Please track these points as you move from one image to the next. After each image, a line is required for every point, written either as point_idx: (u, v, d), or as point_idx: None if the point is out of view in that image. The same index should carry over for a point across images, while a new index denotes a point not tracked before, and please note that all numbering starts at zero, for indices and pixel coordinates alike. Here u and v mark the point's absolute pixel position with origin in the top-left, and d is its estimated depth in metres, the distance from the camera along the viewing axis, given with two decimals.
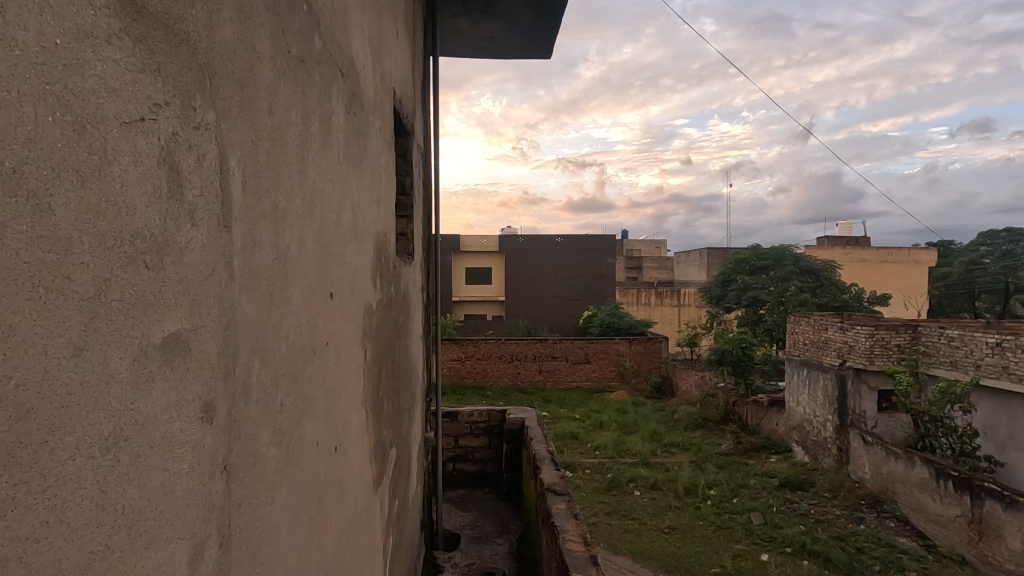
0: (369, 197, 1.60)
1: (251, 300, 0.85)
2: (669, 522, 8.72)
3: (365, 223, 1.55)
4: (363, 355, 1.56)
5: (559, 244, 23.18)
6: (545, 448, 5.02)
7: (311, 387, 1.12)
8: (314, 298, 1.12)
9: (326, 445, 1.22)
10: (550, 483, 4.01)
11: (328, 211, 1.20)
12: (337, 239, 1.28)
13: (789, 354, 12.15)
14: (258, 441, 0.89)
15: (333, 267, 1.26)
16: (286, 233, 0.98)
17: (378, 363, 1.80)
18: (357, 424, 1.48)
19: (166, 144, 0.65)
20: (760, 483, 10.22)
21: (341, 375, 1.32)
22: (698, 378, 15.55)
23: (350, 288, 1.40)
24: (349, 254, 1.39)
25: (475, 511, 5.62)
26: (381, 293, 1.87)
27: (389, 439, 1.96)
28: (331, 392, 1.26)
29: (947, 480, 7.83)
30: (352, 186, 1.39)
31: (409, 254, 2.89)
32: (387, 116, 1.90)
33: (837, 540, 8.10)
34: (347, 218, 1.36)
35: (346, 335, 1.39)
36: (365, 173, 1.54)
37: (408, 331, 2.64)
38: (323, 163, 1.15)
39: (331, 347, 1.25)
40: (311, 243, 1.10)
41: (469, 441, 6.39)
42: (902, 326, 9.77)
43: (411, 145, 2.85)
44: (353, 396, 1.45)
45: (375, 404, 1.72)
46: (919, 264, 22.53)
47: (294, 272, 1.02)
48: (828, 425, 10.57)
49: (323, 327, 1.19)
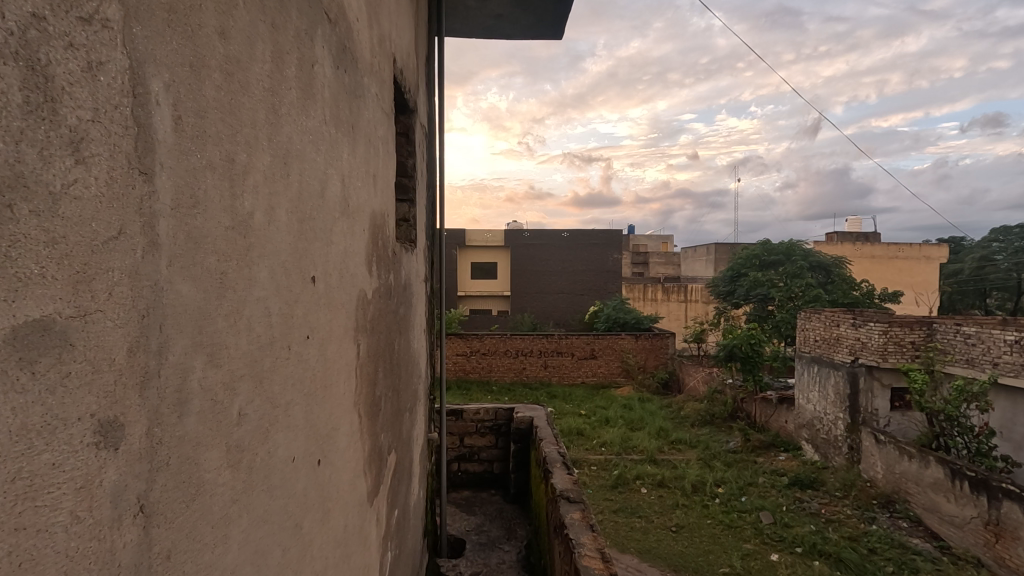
0: (365, 169, 1.41)
1: (187, 279, 0.70)
2: (677, 520, 8.53)
3: (361, 200, 1.38)
4: (358, 352, 1.39)
5: (564, 238, 22.99)
6: (555, 449, 4.83)
7: (287, 385, 0.96)
8: (290, 282, 0.96)
9: (310, 458, 1.06)
10: (562, 489, 3.82)
11: (311, 178, 1.03)
12: (324, 211, 1.12)
13: (799, 350, 11.92)
14: (204, 466, 0.73)
15: (320, 245, 1.10)
16: (246, 196, 0.82)
17: (376, 359, 1.62)
18: (349, 430, 1.30)
19: (26, 31, 0.48)
20: (769, 482, 10.02)
21: (331, 373, 1.17)
22: (705, 375, 15.34)
23: (339, 272, 1.23)
24: (341, 232, 1.22)
25: (480, 514, 5.45)
26: (379, 282, 1.69)
27: (388, 446, 1.79)
28: (317, 397, 1.09)
29: (963, 480, 7.60)
30: (344, 152, 1.22)
31: (412, 242, 2.70)
32: (389, 82, 1.73)
33: (848, 540, 7.89)
34: (338, 191, 1.20)
35: (338, 329, 1.23)
36: (361, 145, 1.38)
37: (410, 325, 2.45)
38: (302, 120, 0.98)
39: (315, 342, 1.08)
40: (287, 216, 0.95)
41: (475, 440, 6.21)
42: (916, 323, 9.54)
43: (412, 124, 2.65)
44: (346, 401, 1.28)
45: (371, 407, 1.55)
46: (930, 260, 21.88)
47: (260, 248, 0.86)
48: (839, 423, 10.34)
49: (306, 318, 1.03)
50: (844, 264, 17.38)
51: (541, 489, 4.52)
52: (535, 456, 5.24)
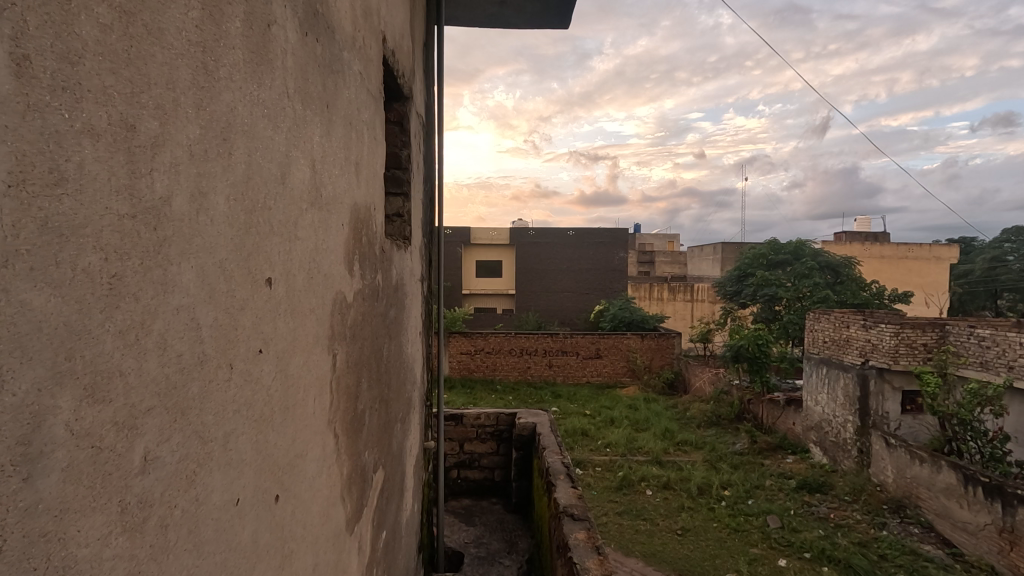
0: (340, 156, 1.36)
1: (43, 286, 0.56)
2: (682, 523, 8.36)
3: (337, 189, 1.34)
4: (332, 363, 1.34)
5: (570, 237, 22.83)
6: (558, 459, 4.67)
7: (224, 413, 0.88)
8: (227, 284, 0.88)
9: (256, 499, 0.98)
10: (566, 504, 3.67)
11: (262, 156, 0.98)
12: (278, 198, 1.05)
13: (808, 351, 11.70)
14: (80, 535, 0.61)
15: (273, 239, 1.03)
16: (159, 174, 0.72)
17: (358, 370, 1.55)
18: (315, 454, 1.24)
19: None
20: (776, 484, 9.84)
21: (288, 395, 1.10)
22: (712, 375, 15.12)
23: (305, 275, 1.17)
24: (305, 229, 1.17)
25: (480, 524, 5.31)
26: (362, 281, 1.63)
27: (377, 462, 1.73)
28: (269, 421, 1.03)
29: (976, 486, 7.40)
30: (308, 135, 1.16)
31: (406, 239, 2.56)
32: (378, 62, 1.62)
33: (858, 546, 7.69)
34: (299, 182, 1.13)
35: (302, 337, 1.17)
36: (336, 132, 1.33)
37: (404, 328, 2.37)
38: (253, 91, 0.94)
39: (268, 356, 1.02)
40: (224, 203, 0.87)
41: (475, 446, 6.08)
42: (928, 324, 9.28)
43: (406, 115, 2.53)
44: (313, 422, 1.22)
45: (351, 423, 1.48)
46: (940, 260, 21.57)
47: (182, 247, 0.77)
48: (848, 426, 10.13)
49: (249, 331, 0.95)
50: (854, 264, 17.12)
51: (543, 502, 4.38)
52: (538, 465, 5.09)
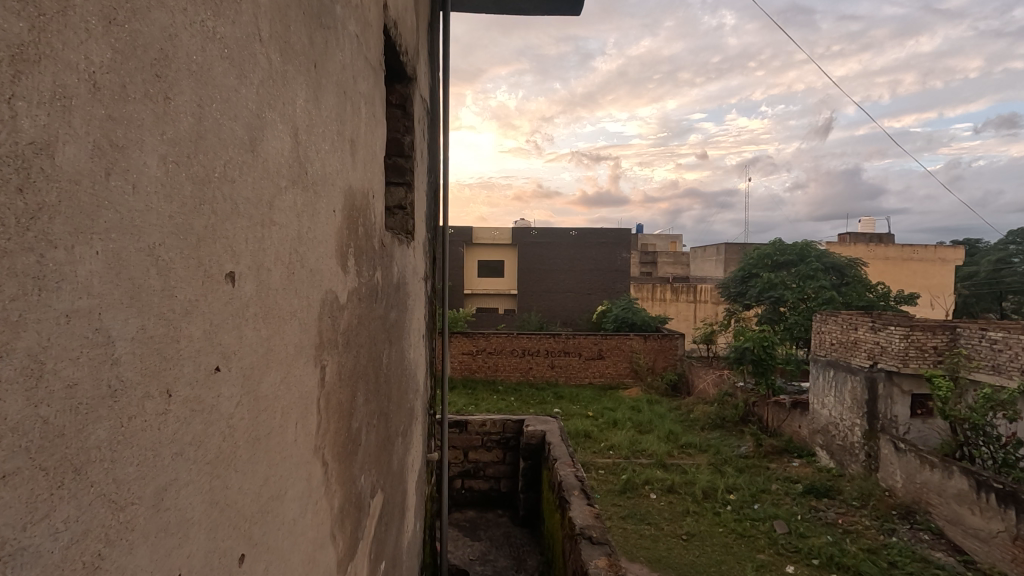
0: (326, 127, 1.22)
1: None
2: (688, 528, 8.16)
3: (322, 167, 1.19)
4: (318, 378, 1.19)
5: (572, 237, 22.65)
6: (569, 471, 4.48)
7: (154, 459, 0.70)
8: (164, 282, 0.70)
9: (208, 566, 0.81)
10: (583, 525, 3.48)
11: (216, 109, 0.80)
12: (245, 168, 0.88)
13: (814, 354, 11.48)
14: None
15: (237, 219, 0.87)
16: (26, 103, 0.51)
17: (350, 384, 1.40)
18: (290, 492, 1.07)
19: None
20: (782, 489, 9.62)
21: (255, 425, 0.94)
22: (715, 377, 14.89)
23: (281, 274, 1.02)
24: (281, 218, 1.01)
25: (486, 539, 5.14)
26: (358, 278, 1.48)
27: (375, 486, 1.60)
28: (230, 458, 0.86)
29: (988, 493, 7.20)
30: (286, 98, 1.02)
31: (409, 233, 2.38)
32: (378, 27, 1.52)
33: (867, 553, 7.48)
34: (274, 156, 0.98)
35: (278, 349, 1.01)
36: (327, 99, 1.22)
37: (406, 331, 2.21)
38: (206, 18, 0.76)
39: (227, 375, 0.85)
40: (156, 166, 0.68)
41: (480, 455, 5.92)
42: (938, 327, 9.07)
43: (410, 97, 2.36)
44: (291, 454, 1.08)
45: (340, 449, 1.32)
46: (945, 263, 21.41)
47: (71, 223, 0.56)
48: (856, 429, 9.92)
49: (200, 345, 0.78)
50: (860, 265, 16.91)
51: (555, 518, 4.19)
52: (547, 478, 4.89)
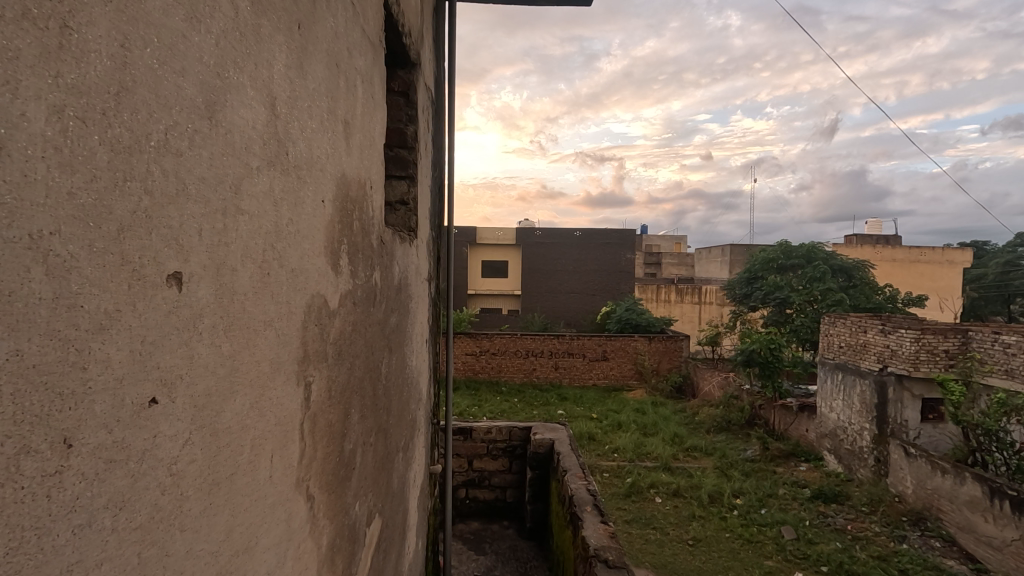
0: (313, 103, 1.13)
1: None
2: (694, 533, 7.99)
3: (305, 148, 1.10)
4: (300, 396, 1.11)
5: (577, 237, 22.50)
6: (580, 484, 4.33)
7: (52, 522, 0.58)
8: (65, 290, 0.58)
9: None
10: (597, 547, 3.33)
11: (152, 59, 0.69)
12: (196, 141, 0.78)
13: (822, 357, 11.30)
14: None
15: (187, 204, 0.77)
16: None
17: (340, 403, 1.31)
18: (258, 541, 0.97)
19: None
20: (790, 493, 9.43)
21: (212, 466, 0.84)
22: (721, 379, 14.59)
23: (252, 275, 0.92)
24: (250, 205, 0.92)
25: (492, 553, 5.00)
26: (355, 281, 1.39)
27: (372, 512, 1.55)
28: (173, 515, 0.76)
29: (1002, 500, 6.98)
30: (259, 58, 0.92)
31: (411, 231, 2.24)
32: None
33: (877, 560, 7.28)
34: (240, 128, 0.88)
35: (245, 369, 0.92)
36: (316, 69, 1.13)
37: (410, 337, 2.10)
38: None
39: (172, 407, 0.75)
40: (44, 122, 0.56)
41: (485, 463, 5.80)
42: (951, 330, 8.86)
43: (412, 83, 2.23)
44: (262, 495, 0.98)
45: (324, 481, 1.24)
46: (953, 264, 21.05)
47: None
48: (865, 434, 9.75)
49: (125, 370, 0.66)
50: (868, 267, 16.68)
51: (567, 535, 4.04)
52: (558, 490, 4.74)
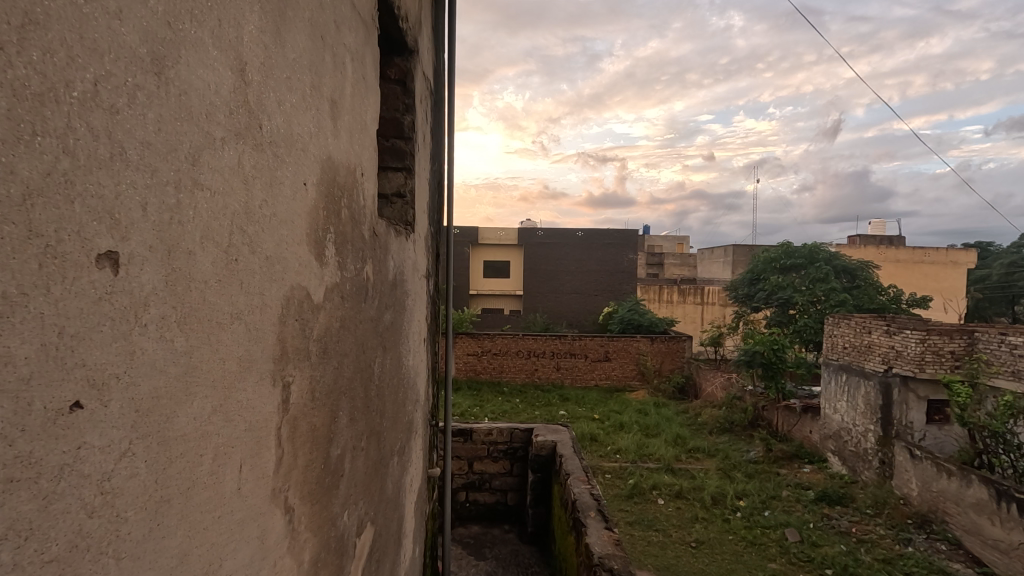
0: (292, 74, 1.10)
1: None
2: (697, 535, 7.89)
3: (278, 121, 1.05)
4: (276, 397, 1.06)
5: (579, 237, 22.43)
6: (583, 488, 4.25)
7: None
8: None
9: None
10: (601, 555, 3.24)
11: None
12: (137, 100, 0.72)
13: (826, 357, 11.20)
14: None
15: (126, 170, 0.70)
16: None
17: (325, 405, 1.27)
18: (222, 562, 0.91)
19: None
20: (793, 495, 9.33)
21: (158, 478, 0.77)
22: (724, 381, 14.52)
23: (215, 259, 0.87)
24: (212, 179, 0.86)
25: (493, 559, 4.92)
26: (342, 275, 1.35)
27: (363, 521, 1.50)
28: (107, 538, 0.68)
29: (1010, 503, 6.87)
30: (224, 15, 0.88)
31: (409, 224, 2.17)
32: None
33: (883, 563, 7.18)
34: (199, 90, 0.83)
35: (206, 368, 0.86)
36: (296, 37, 1.10)
37: (407, 335, 2.03)
38: None
39: (106, 410, 0.68)
40: None
41: (486, 466, 5.72)
42: (956, 331, 8.75)
43: (408, 71, 2.16)
44: (228, 511, 0.92)
45: (306, 493, 1.18)
46: (957, 265, 20.84)
47: None
48: (869, 436, 9.65)
49: (38, 365, 0.59)
50: (871, 268, 16.55)
51: (570, 542, 3.96)
52: (560, 494, 4.66)
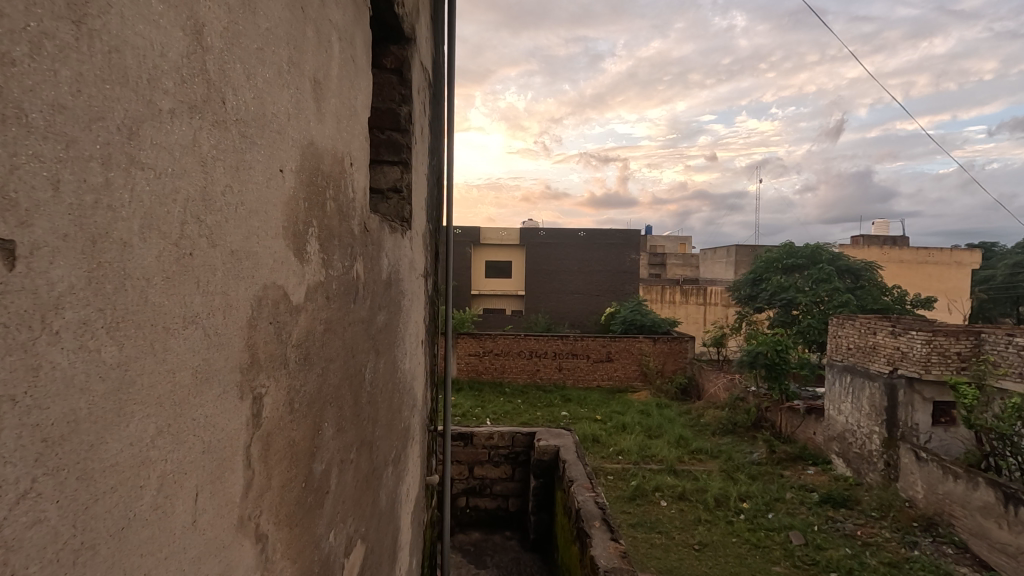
0: (268, 48, 1.04)
1: None
2: (700, 537, 7.79)
3: (243, 95, 0.97)
4: (240, 407, 0.98)
5: (581, 237, 22.34)
6: (586, 496, 4.16)
7: None
8: None
9: None
10: (606, 568, 3.15)
11: None
12: (44, 52, 0.61)
13: (830, 358, 11.09)
14: None
15: (29, 137, 0.59)
16: None
17: (302, 415, 1.19)
18: None
19: None
20: (797, 497, 9.22)
21: (78, 518, 0.66)
22: (727, 382, 14.42)
23: (159, 252, 0.78)
24: (154, 156, 0.77)
25: (494, 566, 4.83)
26: (322, 275, 1.27)
27: (353, 538, 1.43)
28: None
29: (1018, 506, 6.75)
30: None
31: (404, 221, 2.09)
32: None
33: (888, 566, 7.07)
34: (135, 48, 0.73)
35: (145, 383, 0.77)
36: (270, 7, 1.04)
37: (403, 337, 1.96)
38: None
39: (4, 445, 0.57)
40: None
41: (486, 471, 5.64)
42: (963, 332, 8.64)
43: (403, 61, 2.07)
44: (182, 547, 0.83)
45: (280, 515, 1.11)
46: (961, 266, 20.67)
47: None
48: (874, 437, 9.53)
49: None
50: (875, 268, 16.42)
51: (574, 553, 3.87)
52: (563, 500, 4.58)
